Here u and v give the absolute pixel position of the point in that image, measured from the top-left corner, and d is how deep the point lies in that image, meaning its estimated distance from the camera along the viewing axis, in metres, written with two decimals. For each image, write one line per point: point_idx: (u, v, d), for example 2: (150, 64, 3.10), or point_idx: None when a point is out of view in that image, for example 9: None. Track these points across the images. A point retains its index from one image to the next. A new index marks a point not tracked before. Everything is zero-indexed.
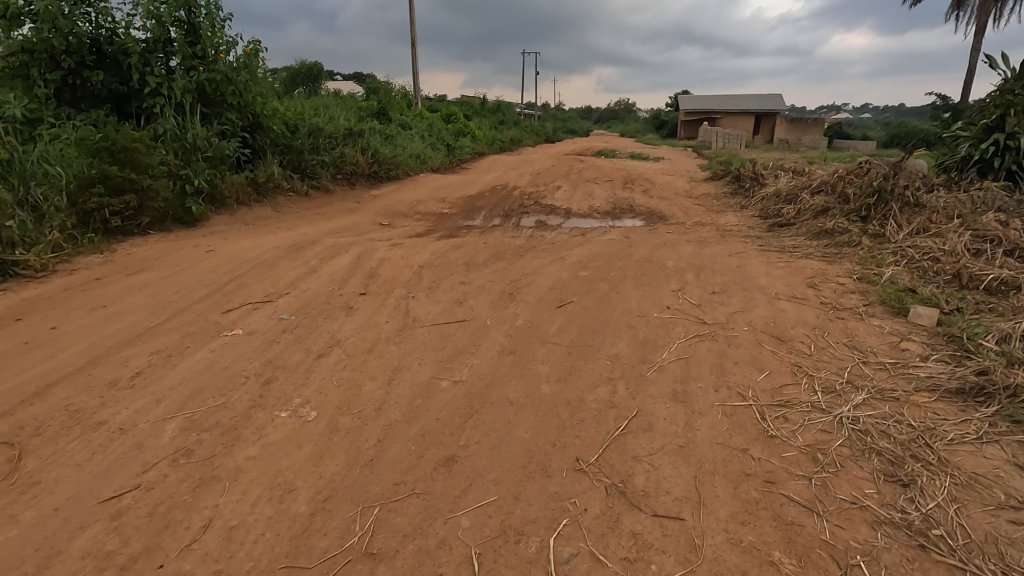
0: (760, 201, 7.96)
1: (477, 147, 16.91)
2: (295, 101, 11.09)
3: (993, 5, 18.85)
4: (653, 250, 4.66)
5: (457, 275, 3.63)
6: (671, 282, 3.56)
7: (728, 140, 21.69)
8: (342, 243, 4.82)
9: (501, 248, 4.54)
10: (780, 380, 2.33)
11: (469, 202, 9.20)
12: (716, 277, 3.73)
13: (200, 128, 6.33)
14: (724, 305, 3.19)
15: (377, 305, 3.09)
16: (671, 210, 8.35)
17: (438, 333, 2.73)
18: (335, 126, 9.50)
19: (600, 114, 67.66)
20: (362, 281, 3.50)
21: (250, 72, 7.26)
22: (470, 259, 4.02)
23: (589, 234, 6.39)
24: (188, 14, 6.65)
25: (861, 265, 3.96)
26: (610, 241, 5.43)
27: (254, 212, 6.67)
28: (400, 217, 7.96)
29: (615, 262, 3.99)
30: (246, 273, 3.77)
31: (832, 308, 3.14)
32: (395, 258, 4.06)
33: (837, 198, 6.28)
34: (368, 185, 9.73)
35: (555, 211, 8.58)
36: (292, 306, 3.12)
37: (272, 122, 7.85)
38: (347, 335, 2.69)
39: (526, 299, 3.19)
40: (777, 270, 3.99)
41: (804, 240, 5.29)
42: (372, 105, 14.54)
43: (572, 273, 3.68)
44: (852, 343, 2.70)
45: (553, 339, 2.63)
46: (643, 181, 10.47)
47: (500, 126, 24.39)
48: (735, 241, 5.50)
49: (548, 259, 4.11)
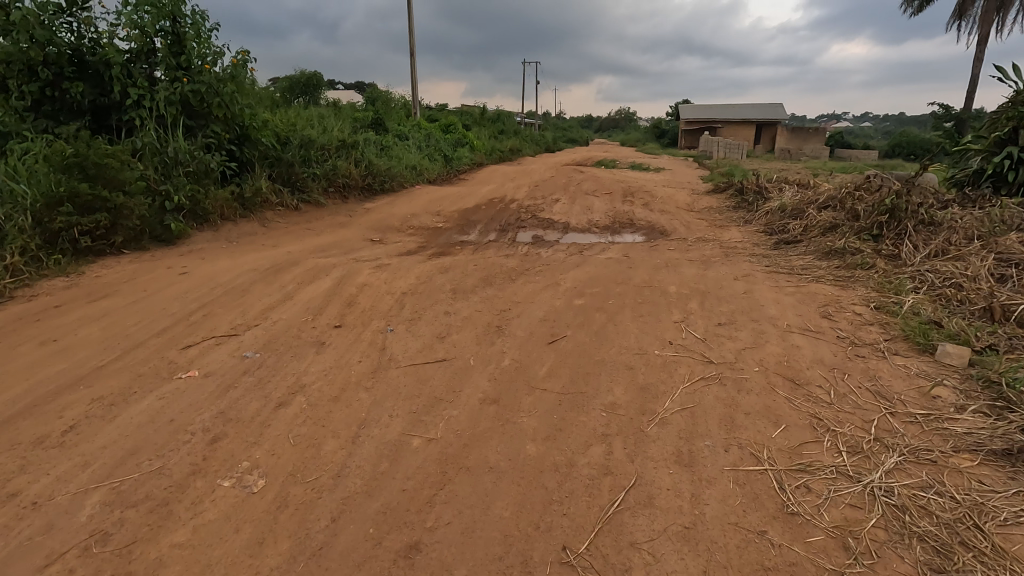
0: (764, 216, 7.70)
1: (475, 157, 16.72)
2: (288, 112, 10.91)
3: (995, 15, 18.70)
4: (653, 273, 4.39)
5: (443, 303, 3.36)
6: (673, 311, 3.29)
7: (729, 150, 21.49)
8: (325, 263, 4.56)
9: (492, 271, 4.27)
10: (798, 438, 2.05)
11: (464, 216, 8.96)
12: (721, 306, 3.45)
13: (182, 142, 6.11)
14: (732, 340, 2.92)
15: (351, 341, 2.82)
16: (672, 225, 8.10)
17: (415, 376, 2.46)
18: (328, 137, 9.28)
19: (601, 122, 67.68)
20: (339, 311, 3.24)
21: (237, 82, 7.07)
22: (458, 285, 3.75)
23: (587, 252, 6.14)
24: (173, 24, 6.45)
25: (878, 291, 3.69)
26: (609, 261, 5.17)
27: (239, 229, 6.44)
28: (393, 232, 7.73)
29: (613, 288, 3.72)
30: (216, 301, 3.51)
31: (851, 343, 2.87)
32: (377, 283, 3.80)
33: (845, 214, 6.02)
34: (361, 198, 9.50)
35: (553, 225, 8.34)
36: (258, 341, 2.86)
37: (261, 135, 7.64)
38: (313, 379, 2.42)
39: (515, 333, 2.92)
40: (787, 296, 3.72)
41: (812, 260, 5.02)
42: (369, 115, 14.35)
43: (567, 302, 3.41)
44: (876, 387, 2.42)
45: (542, 385, 2.36)
46: (644, 193, 10.23)
47: (499, 136, 24.24)
48: (739, 261, 5.24)
49: (542, 283, 3.84)
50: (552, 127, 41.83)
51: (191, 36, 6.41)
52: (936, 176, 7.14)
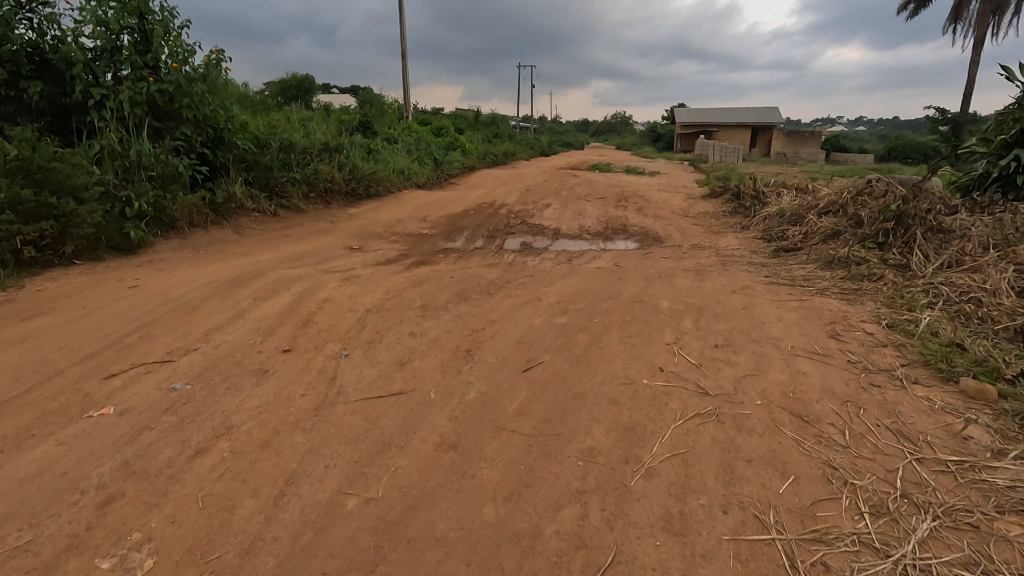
0: (762, 222, 7.40)
1: (467, 161, 16.41)
2: (271, 115, 10.59)
3: (990, 19, 18.57)
4: (644, 285, 4.07)
5: (409, 322, 3.02)
6: (665, 332, 2.96)
7: (725, 153, 21.23)
8: (290, 275, 4.20)
9: (470, 283, 3.94)
10: (811, 495, 1.72)
11: (451, 222, 8.64)
12: (719, 324, 3.13)
13: (147, 145, 5.76)
14: (731, 366, 2.59)
15: (298, 369, 2.48)
16: (667, 231, 7.79)
17: (364, 414, 2.11)
18: (309, 141, 8.95)
19: (597, 126, 67.55)
20: (291, 332, 2.90)
21: (207, 83, 6.76)
22: (429, 300, 3.42)
23: (576, 260, 5.82)
24: (139, 21, 6.13)
25: (889, 306, 3.38)
26: (598, 272, 4.84)
27: (209, 237, 6.11)
28: (375, 239, 7.40)
29: (600, 304, 3.39)
30: (159, 319, 3.17)
31: (864, 369, 2.54)
32: (341, 298, 3.46)
33: (847, 220, 5.72)
34: (345, 203, 9.16)
35: (543, 232, 8.02)
36: (193, 369, 2.51)
37: (237, 137, 7.31)
38: (244, 417, 2.08)
39: (486, 358, 2.58)
40: (790, 312, 3.40)
41: (814, 270, 4.72)
42: (357, 118, 14.04)
43: (548, 320, 3.08)
44: (897, 425, 2.10)
45: (511, 425, 2.03)
46: (638, 198, 9.93)
47: (493, 139, 23.96)
48: (737, 270, 4.93)
49: (521, 299, 3.51)
50: (547, 131, 41.64)
51: (158, 33, 6.10)
52: (942, 180, 6.83)
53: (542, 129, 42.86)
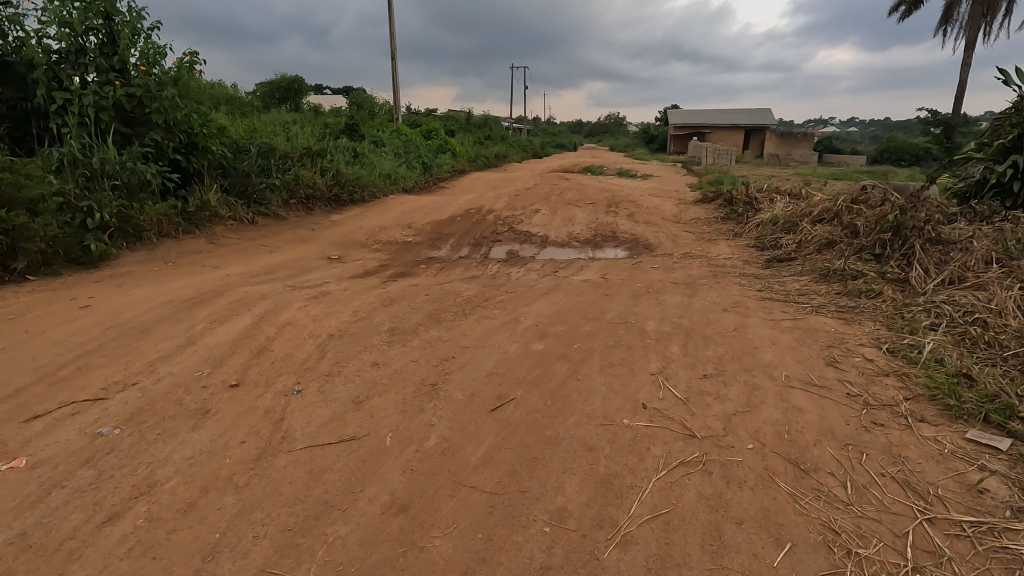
0: (755, 229, 7.22)
1: (457, 164, 16.19)
2: (253, 119, 10.33)
3: (980, 21, 18.54)
4: (631, 302, 3.85)
5: (373, 350, 2.79)
6: (650, 359, 2.74)
7: (719, 156, 21.06)
8: (255, 292, 3.96)
9: (445, 301, 3.71)
10: (809, 569, 1.51)
11: (437, 229, 8.41)
12: (708, 349, 2.91)
13: (112, 152, 5.48)
14: (720, 401, 2.37)
15: (242, 409, 2.24)
16: (658, 238, 7.59)
17: (307, 465, 1.88)
18: (290, 146, 8.70)
19: (591, 128, 67.44)
20: (244, 363, 2.66)
21: (178, 87, 6.52)
22: (399, 323, 3.18)
23: (563, 271, 5.60)
24: (105, 22, 5.88)
25: (889, 327, 3.18)
26: (584, 286, 4.62)
27: (180, 248, 5.87)
28: (356, 248, 7.16)
29: (582, 326, 3.17)
30: (103, 347, 2.93)
31: (866, 403, 2.34)
32: (304, 321, 3.22)
33: (842, 228, 5.53)
34: (328, 210, 8.90)
35: (530, 239, 7.81)
36: (127, 408, 2.27)
37: (212, 143, 7.06)
38: (171, 472, 1.84)
39: (452, 394, 2.35)
40: (785, 334, 3.19)
41: (809, 283, 4.53)
42: (344, 121, 13.78)
43: (524, 347, 2.85)
44: (905, 474, 1.89)
45: (472, 481, 1.80)
46: (628, 203, 9.73)
47: (485, 142, 23.76)
48: (729, 284, 4.73)
49: (498, 320, 3.28)
50: (541, 132, 41.48)
51: (125, 34, 5.85)
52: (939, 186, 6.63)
53: (536, 131, 42.68)
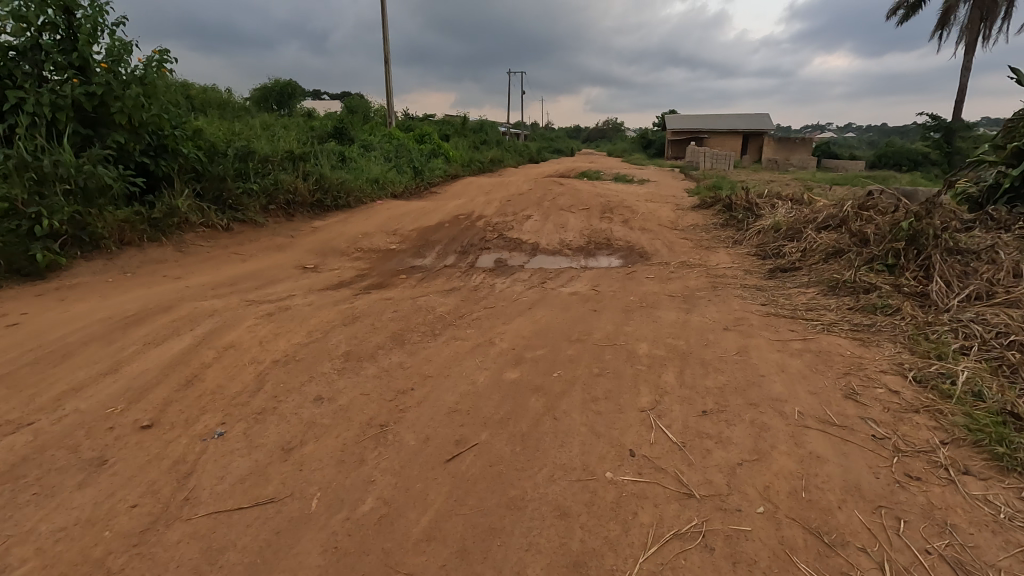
0: (755, 236, 6.87)
1: (451, 169, 15.86)
2: (236, 122, 9.97)
3: (980, 26, 18.31)
4: (622, 319, 3.47)
5: (320, 380, 2.40)
6: (641, 392, 2.36)
7: (717, 161, 20.73)
8: (206, 307, 3.57)
9: (415, 317, 3.33)
10: None
11: (423, 235, 8.05)
12: (708, 378, 2.53)
13: (68, 155, 5.11)
14: (723, 447, 1.99)
15: (145, 460, 1.85)
16: (653, 245, 7.23)
17: (206, 541, 1.50)
18: (271, 149, 8.34)
19: (588, 133, 67.28)
20: (165, 396, 2.28)
21: (146, 86, 6.13)
22: (356, 347, 2.80)
23: (551, 282, 5.24)
24: (64, 16, 5.51)
25: (912, 350, 2.83)
26: (571, 299, 4.25)
27: (143, 258, 5.51)
28: (336, 256, 6.80)
29: (564, 350, 2.79)
30: (12, 374, 2.54)
31: (896, 449, 1.97)
32: (249, 343, 2.83)
33: (849, 236, 5.20)
34: (310, 216, 8.52)
35: (520, 246, 7.44)
36: (10, 457, 1.89)
37: (184, 145, 6.69)
38: (31, 552, 1.46)
39: (403, 438, 1.97)
40: (794, 358, 2.82)
41: (816, 297, 4.17)
42: (333, 124, 13.44)
43: (496, 376, 2.47)
44: (954, 551, 1.52)
45: (411, 565, 1.42)
46: (624, 209, 9.38)
47: (480, 146, 23.46)
48: (730, 297, 4.37)
49: (470, 341, 2.91)
50: (538, 137, 41.29)
51: (85, 29, 5.46)
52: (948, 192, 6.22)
53: (534, 136, 42.47)
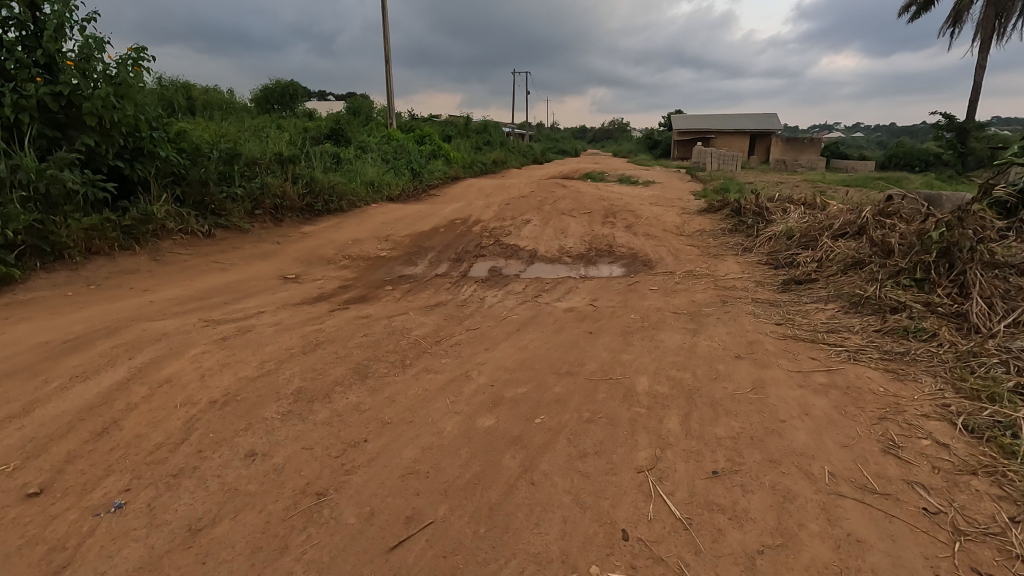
0: (766, 244, 6.48)
1: (451, 171, 15.52)
2: (226, 125, 9.67)
3: (995, 22, 17.78)
4: (620, 343, 3.08)
5: (258, 429, 2.03)
6: (638, 445, 1.98)
7: (724, 162, 19.96)
8: (156, 330, 3.20)
9: (385, 342, 2.95)
10: None
11: (416, 241, 7.68)
12: (719, 425, 2.14)
13: (28, 158, 4.79)
14: (738, 525, 1.60)
15: (17, 544, 1.49)
16: (658, 253, 6.84)
17: None
18: (258, 152, 8.01)
19: (594, 133, 66.86)
20: (70, 450, 1.91)
21: (119, 86, 5.75)
22: (310, 383, 2.43)
23: (546, 295, 4.86)
24: (28, 11, 5.18)
25: (957, 387, 2.44)
26: (566, 317, 3.86)
27: (112, 269, 5.21)
28: (322, 264, 6.45)
29: (551, 387, 2.40)
30: None
31: (957, 530, 1.59)
32: (189, 377, 2.46)
33: (869, 245, 4.81)
34: (299, 221, 8.18)
35: (517, 254, 7.07)
36: None
37: (162, 148, 6.37)
38: None
39: (342, 513, 1.60)
40: (819, 396, 2.43)
41: (837, 316, 3.78)
42: (329, 125, 13.11)
43: (467, 422, 2.09)
44: None
45: None
46: (627, 213, 8.99)
47: (483, 146, 23.10)
48: (741, 314, 3.99)
49: (444, 375, 2.53)
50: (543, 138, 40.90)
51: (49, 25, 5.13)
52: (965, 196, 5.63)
53: (539, 137, 42.01)
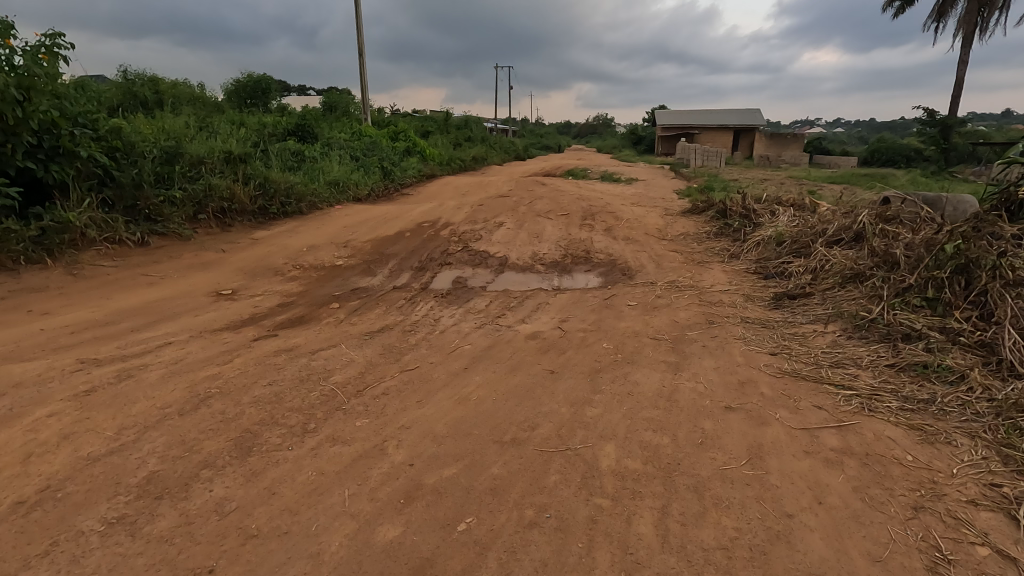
0: (755, 250, 6.01)
1: (427, 168, 14.87)
2: (176, 122, 8.95)
3: (978, 17, 17.55)
4: (586, 389, 2.52)
5: (61, 555, 1.45)
6: (594, 570, 1.43)
7: (708, 159, 19.48)
8: (12, 376, 2.57)
9: (290, 393, 2.35)
10: None
11: (378, 248, 7.06)
12: (706, 528, 1.59)
13: None
14: None
15: None
16: (638, 260, 6.31)
17: None
18: (204, 153, 7.33)
19: (579, 129, 66.41)
20: None
21: (25, 76, 5.04)
22: (169, 466, 1.83)
23: (511, 313, 4.29)
24: None
25: (1004, 457, 1.94)
26: (527, 346, 3.30)
27: (15, 288, 4.55)
28: (268, 276, 5.81)
29: (488, 466, 1.84)
30: None
31: None
32: (8, 458, 1.85)
33: (870, 256, 4.34)
34: (251, 227, 7.51)
35: (486, 262, 6.50)
36: None
37: (86, 147, 5.69)
38: None
39: None
40: (832, 470, 1.90)
41: (841, 342, 3.28)
42: (294, 121, 12.38)
43: (363, 535, 1.52)
44: None
45: None
46: (607, 215, 8.45)
47: (463, 142, 22.44)
48: (731, 339, 3.48)
49: (352, 448, 1.95)
50: (528, 135, 40.38)
51: None
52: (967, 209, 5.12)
53: (523, 133, 41.44)
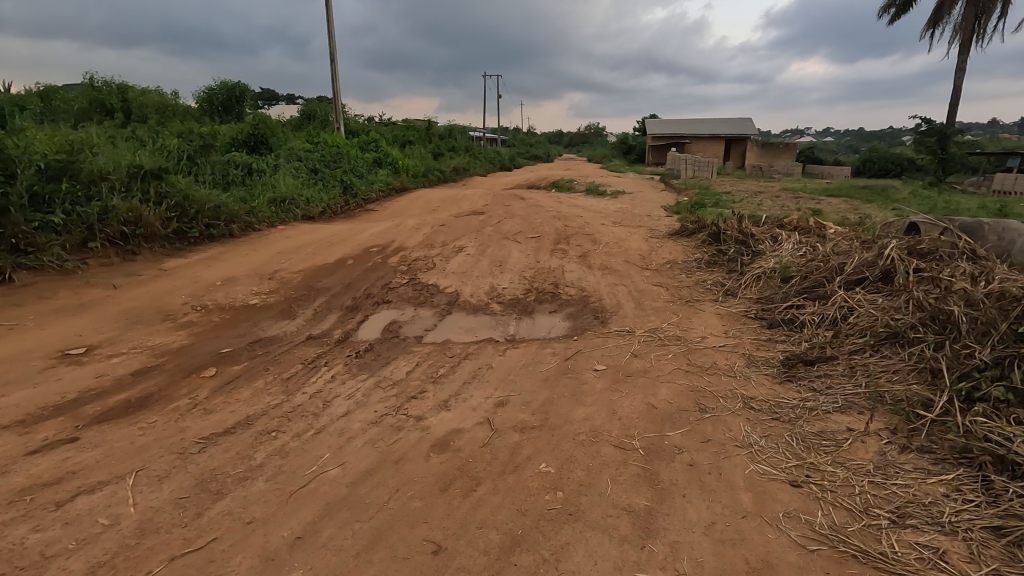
0: (755, 286, 4.95)
1: (398, 180, 13.75)
2: (89, 132, 7.76)
3: (974, 24, 16.76)
4: None
5: None
6: None
7: (699, 169, 18.47)
8: None
9: None
10: None
11: (308, 281, 5.92)
12: None
13: None
14: None
15: None
16: (615, 297, 5.21)
17: None
18: (107, 170, 6.18)
19: (570, 138, 65.83)
20: None
21: None
22: None
23: (433, 391, 3.16)
24: None
25: None
26: (426, 468, 2.18)
27: None
28: (154, 321, 4.68)
29: None
30: None
31: None
32: None
33: (910, 309, 3.29)
34: (162, 256, 6.36)
35: (432, 299, 5.39)
36: None
37: None
38: None
39: None
40: None
41: (897, 460, 2.22)
42: (246, 128, 11.22)
43: None
44: None
45: None
46: (583, 238, 7.36)
47: (444, 152, 21.39)
48: (732, 448, 2.38)
49: None
50: (517, 144, 39.52)
51: None
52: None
53: (512, 142, 40.56)
